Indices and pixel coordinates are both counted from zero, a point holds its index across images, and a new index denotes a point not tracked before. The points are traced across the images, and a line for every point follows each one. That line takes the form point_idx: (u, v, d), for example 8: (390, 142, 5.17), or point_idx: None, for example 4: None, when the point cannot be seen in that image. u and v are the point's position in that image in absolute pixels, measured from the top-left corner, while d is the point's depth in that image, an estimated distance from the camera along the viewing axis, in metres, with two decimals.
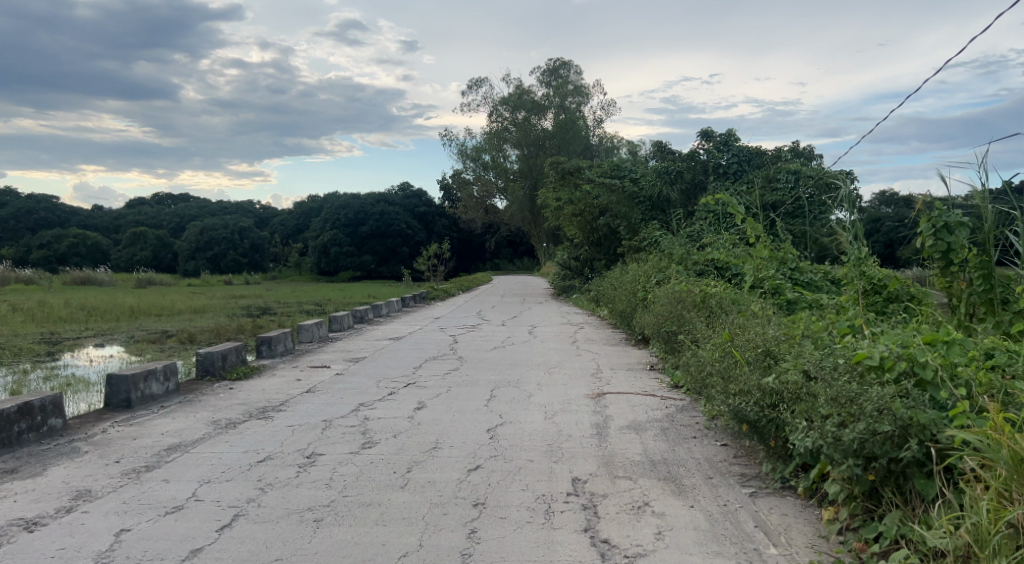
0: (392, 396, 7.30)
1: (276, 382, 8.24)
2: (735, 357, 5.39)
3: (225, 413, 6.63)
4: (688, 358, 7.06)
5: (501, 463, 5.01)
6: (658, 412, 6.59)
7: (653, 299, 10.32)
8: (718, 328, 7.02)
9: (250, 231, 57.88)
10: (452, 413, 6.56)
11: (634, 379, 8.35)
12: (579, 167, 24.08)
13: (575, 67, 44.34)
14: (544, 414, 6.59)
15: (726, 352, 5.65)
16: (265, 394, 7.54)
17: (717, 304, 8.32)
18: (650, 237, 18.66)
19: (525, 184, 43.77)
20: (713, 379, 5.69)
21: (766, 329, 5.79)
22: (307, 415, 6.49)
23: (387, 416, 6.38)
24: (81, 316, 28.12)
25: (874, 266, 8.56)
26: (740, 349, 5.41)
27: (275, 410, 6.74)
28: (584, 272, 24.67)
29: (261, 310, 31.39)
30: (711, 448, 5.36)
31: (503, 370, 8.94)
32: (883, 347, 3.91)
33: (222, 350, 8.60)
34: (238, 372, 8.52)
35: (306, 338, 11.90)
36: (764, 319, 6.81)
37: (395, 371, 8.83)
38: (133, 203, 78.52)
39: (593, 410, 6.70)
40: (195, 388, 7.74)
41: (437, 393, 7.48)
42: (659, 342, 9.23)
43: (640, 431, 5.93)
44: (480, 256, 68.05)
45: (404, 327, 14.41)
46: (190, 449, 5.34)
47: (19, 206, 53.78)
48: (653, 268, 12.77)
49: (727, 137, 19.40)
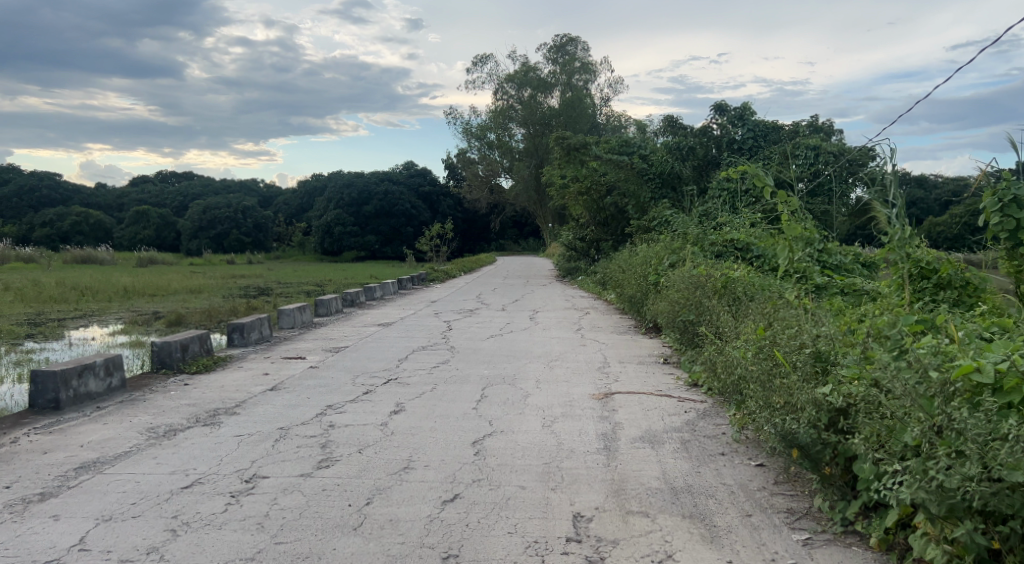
0: (367, 397, 6.30)
1: (240, 377, 7.25)
2: (776, 360, 4.38)
3: (168, 417, 5.63)
4: (712, 354, 6.04)
5: (484, 491, 4.01)
6: (676, 419, 5.59)
7: (667, 283, 9.27)
8: (748, 320, 5.99)
9: (252, 210, 56.89)
10: (433, 420, 5.57)
11: (647, 376, 7.34)
12: (585, 143, 22.88)
13: (582, 43, 42.63)
14: (543, 420, 5.57)
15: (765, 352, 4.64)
16: (223, 393, 6.55)
17: (745, 292, 7.27)
18: (660, 216, 17.56)
19: (530, 163, 42.83)
20: (749, 385, 4.67)
21: (812, 326, 4.77)
22: (260, 421, 5.47)
23: (355, 424, 5.39)
24: (75, 296, 27.22)
25: (916, 245, 7.47)
26: (783, 349, 4.41)
27: (227, 414, 5.75)
28: (590, 253, 23.60)
29: (260, 290, 30.50)
30: (744, 470, 4.39)
31: (498, 363, 7.94)
32: (995, 357, 2.96)
33: (181, 340, 7.62)
34: (199, 366, 7.56)
35: (286, 324, 10.92)
36: (801, 310, 5.79)
37: (376, 365, 7.81)
38: (136, 181, 77.66)
39: (599, 417, 5.68)
40: (145, 383, 6.76)
41: (419, 393, 6.47)
42: (674, 332, 8.22)
43: (656, 445, 4.94)
44: (485, 236, 66.89)
45: (396, 312, 13.38)
46: (107, 467, 4.35)
47: (21, 183, 52.92)
48: (666, 249, 11.68)
49: (743, 110, 18.16)
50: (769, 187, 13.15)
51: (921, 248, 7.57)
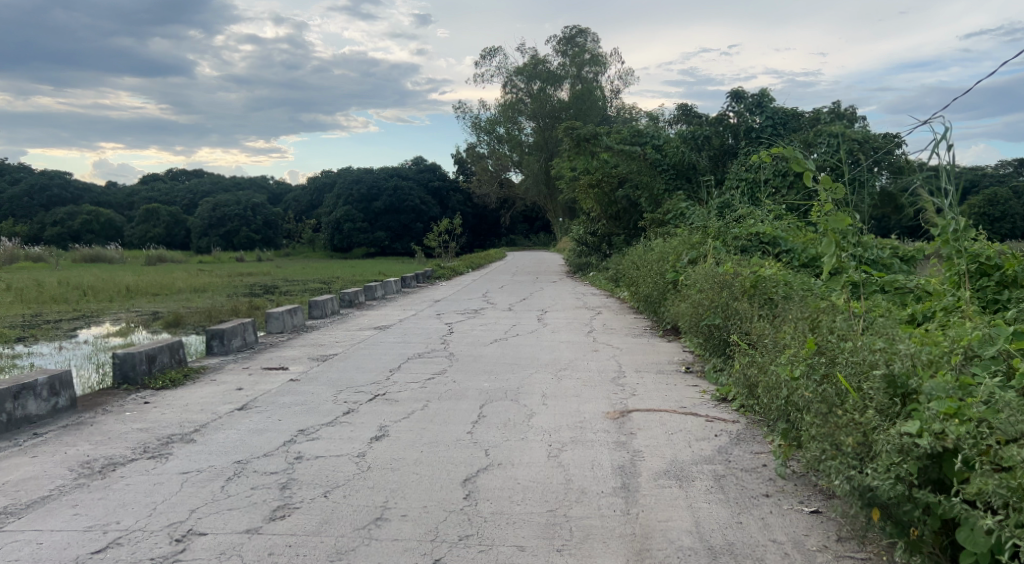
0: (347, 419, 5.47)
1: (209, 392, 6.44)
2: (838, 385, 3.50)
3: (112, 447, 4.84)
4: (750, 369, 5.11)
5: (471, 556, 3.18)
6: (706, 446, 4.72)
7: (687, 282, 8.37)
8: (789, 329, 5.05)
9: (261, 207, 56.33)
10: (419, 449, 4.72)
11: (667, 388, 6.47)
12: (596, 133, 21.92)
13: (592, 34, 41.64)
14: (550, 449, 4.72)
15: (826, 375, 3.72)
16: (184, 413, 5.74)
17: (781, 293, 6.40)
18: (675, 209, 16.67)
19: (540, 156, 41.66)
20: (801, 412, 3.79)
21: (876, 339, 3.87)
22: (217, 453, 4.68)
23: (328, 456, 4.58)
24: (77, 297, 26.54)
25: (973, 237, 6.57)
26: (851, 373, 3.50)
27: (181, 442, 4.96)
28: (601, 248, 22.73)
29: (265, 289, 29.78)
30: (796, 520, 3.54)
31: (501, 374, 7.11)
32: None
33: (147, 351, 6.85)
34: (165, 379, 6.78)
35: (274, 328, 10.15)
36: (855, 319, 4.87)
37: (363, 377, 6.98)
38: (147, 178, 77.52)
39: (615, 443, 4.84)
40: (99, 403, 5.98)
41: (408, 413, 5.63)
42: (696, 337, 7.31)
43: (685, 483, 4.08)
44: (495, 231, 66.01)
45: (396, 314, 12.56)
46: (12, 519, 3.56)
47: (31, 182, 52.55)
48: (684, 244, 10.75)
49: (761, 96, 17.22)
50: (810, 172, 11.99)
51: (980, 241, 6.66)
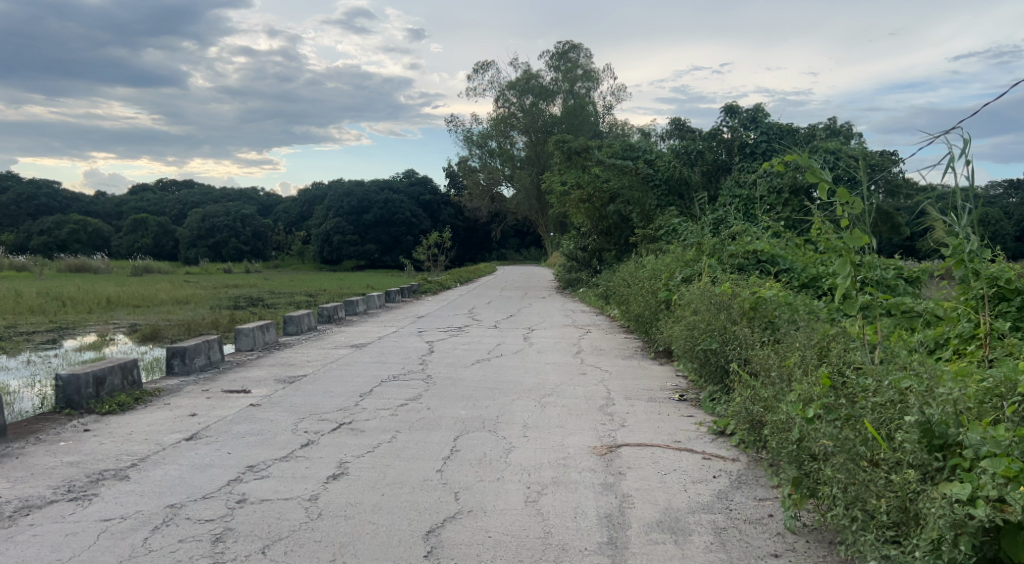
0: (303, 453, 4.92)
1: (158, 419, 5.87)
2: (862, 430, 3.02)
3: (34, 485, 4.27)
4: (755, 403, 4.64)
5: None
6: (704, 492, 4.21)
7: (680, 301, 7.92)
8: (799, 360, 4.58)
9: (251, 218, 55.69)
10: (380, 491, 4.18)
11: (659, 419, 5.96)
12: (587, 147, 21.55)
13: (585, 50, 41.40)
14: (527, 492, 4.18)
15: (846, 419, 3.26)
16: (124, 444, 5.15)
17: (784, 318, 5.98)
18: (667, 225, 16.20)
19: (532, 171, 41.30)
20: (817, 461, 3.28)
21: (902, 376, 3.39)
22: (150, 494, 4.11)
23: (275, 501, 4.03)
24: (56, 308, 25.85)
25: (988, 259, 6.14)
26: (879, 421, 3.03)
27: (112, 479, 4.38)
28: (592, 263, 22.27)
29: (250, 302, 29.15)
30: None
31: (479, 400, 6.57)
32: None
33: (95, 372, 6.26)
34: (113, 403, 6.20)
35: (243, 346, 9.57)
36: (873, 354, 4.41)
37: (330, 403, 6.41)
38: (136, 188, 76.85)
39: (602, 485, 4.32)
40: (33, 431, 5.39)
41: (373, 447, 5.08)
42: (690, 363, 6.82)
43: (681, 540, 3.54)
44: (487, 245, 65.46)
45: (375, 330, 12.00)
46: None
47: (19, 191, 51.84)
48: (678, 261, 10.27)
49: (755, 112, 16.87)
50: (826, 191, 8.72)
51: (995, 263, 6.22)
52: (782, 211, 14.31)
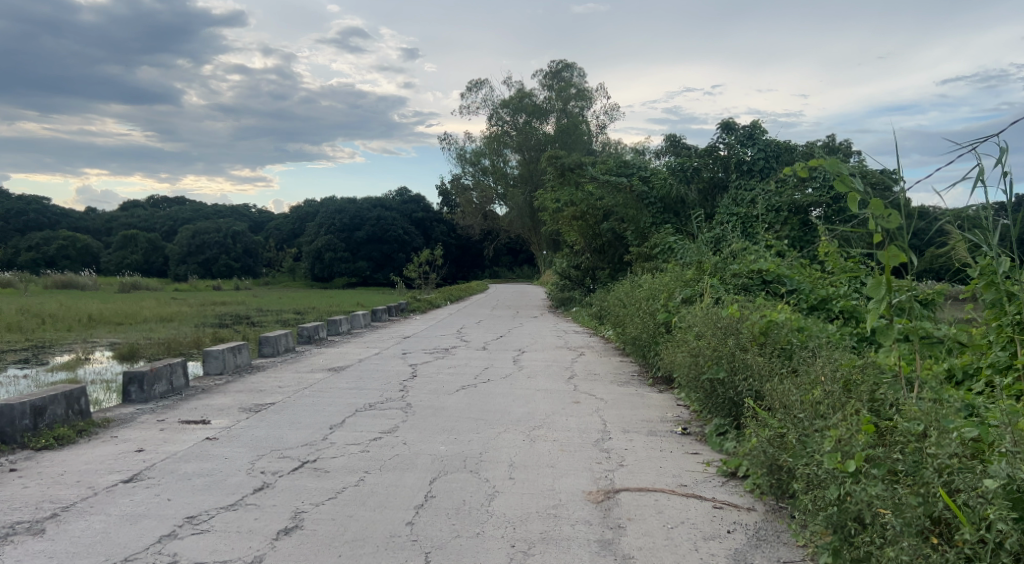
0: (255, 500, 4.27)
1: (99, 455, 5.19)
2: (939, 509, 2.51)
3: None
4: (778, 446, 4.09)
5: None
6: (719, 553, 3.57)
7: (682, 324, 7.39)
8: (829, 395, 4.06)
9: (242, 235, 55.00)
10: (339, 551, 3.55)
11: (661, 457, 5.34)
12: (581, 163, 21.03)
13: (579, 69, 41.22)
14: (511, 553, 3.55)
15: (913, 469, 2.77)
16: (51, 487, 4.48)
17: (799, 347, 5.44)
18: (662, 243, 15.61)
19: (525, 189, 40.89)
20: (870, 532, 2.71)
21: (975, 429, 2.85)
22: (61, 556, 3.45)
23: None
24: (35, 325, 25.00)
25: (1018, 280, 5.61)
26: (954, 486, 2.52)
27: (22, 535, 3.71)
28: (585, 282, 21.66)
29: (236, 320, 28.42)
30: None
31: (461, 433, 5.93)
32: None
33: (33, 402, 5.58)
34: (50, 437, 5.52)
35: (212, 369, 8.90)
36: (914, 395, 3.85)
37: (295, 438, 5.76)
38: (126, 205, 76.17)
39: (600, 543, 3.69)
40: None
41: (337, 492, 4.45)
42: (694, 393, 6.21)
43: None
44: (479, 263, 64.90)
45: (357, 352, 11.34)
46: None
47: (7, 206, 51.00)
48: (676, 280, 9.72)
49: (752, 129, 16.48)
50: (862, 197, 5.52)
51: None
52: (782, 230, 13.83)
